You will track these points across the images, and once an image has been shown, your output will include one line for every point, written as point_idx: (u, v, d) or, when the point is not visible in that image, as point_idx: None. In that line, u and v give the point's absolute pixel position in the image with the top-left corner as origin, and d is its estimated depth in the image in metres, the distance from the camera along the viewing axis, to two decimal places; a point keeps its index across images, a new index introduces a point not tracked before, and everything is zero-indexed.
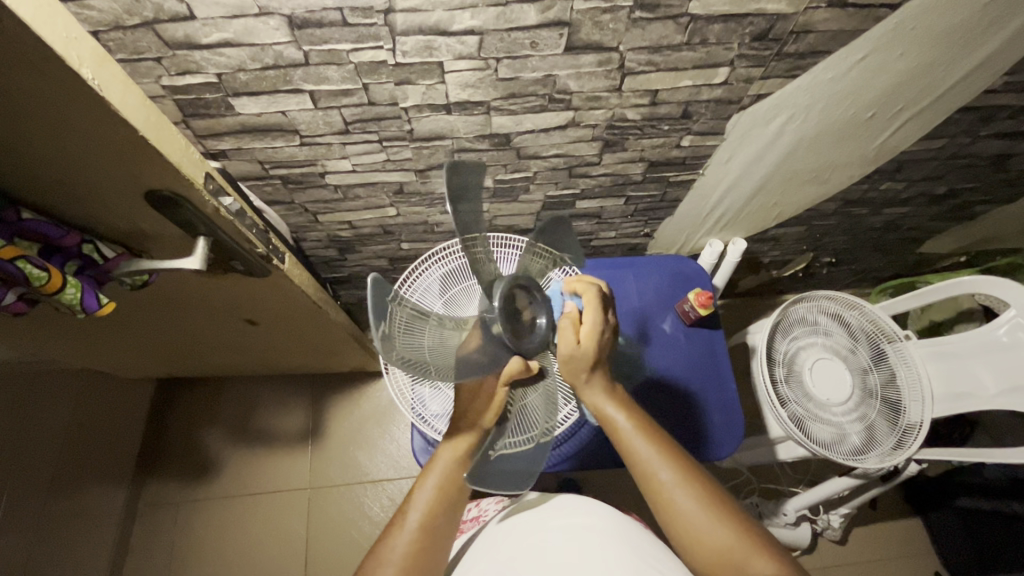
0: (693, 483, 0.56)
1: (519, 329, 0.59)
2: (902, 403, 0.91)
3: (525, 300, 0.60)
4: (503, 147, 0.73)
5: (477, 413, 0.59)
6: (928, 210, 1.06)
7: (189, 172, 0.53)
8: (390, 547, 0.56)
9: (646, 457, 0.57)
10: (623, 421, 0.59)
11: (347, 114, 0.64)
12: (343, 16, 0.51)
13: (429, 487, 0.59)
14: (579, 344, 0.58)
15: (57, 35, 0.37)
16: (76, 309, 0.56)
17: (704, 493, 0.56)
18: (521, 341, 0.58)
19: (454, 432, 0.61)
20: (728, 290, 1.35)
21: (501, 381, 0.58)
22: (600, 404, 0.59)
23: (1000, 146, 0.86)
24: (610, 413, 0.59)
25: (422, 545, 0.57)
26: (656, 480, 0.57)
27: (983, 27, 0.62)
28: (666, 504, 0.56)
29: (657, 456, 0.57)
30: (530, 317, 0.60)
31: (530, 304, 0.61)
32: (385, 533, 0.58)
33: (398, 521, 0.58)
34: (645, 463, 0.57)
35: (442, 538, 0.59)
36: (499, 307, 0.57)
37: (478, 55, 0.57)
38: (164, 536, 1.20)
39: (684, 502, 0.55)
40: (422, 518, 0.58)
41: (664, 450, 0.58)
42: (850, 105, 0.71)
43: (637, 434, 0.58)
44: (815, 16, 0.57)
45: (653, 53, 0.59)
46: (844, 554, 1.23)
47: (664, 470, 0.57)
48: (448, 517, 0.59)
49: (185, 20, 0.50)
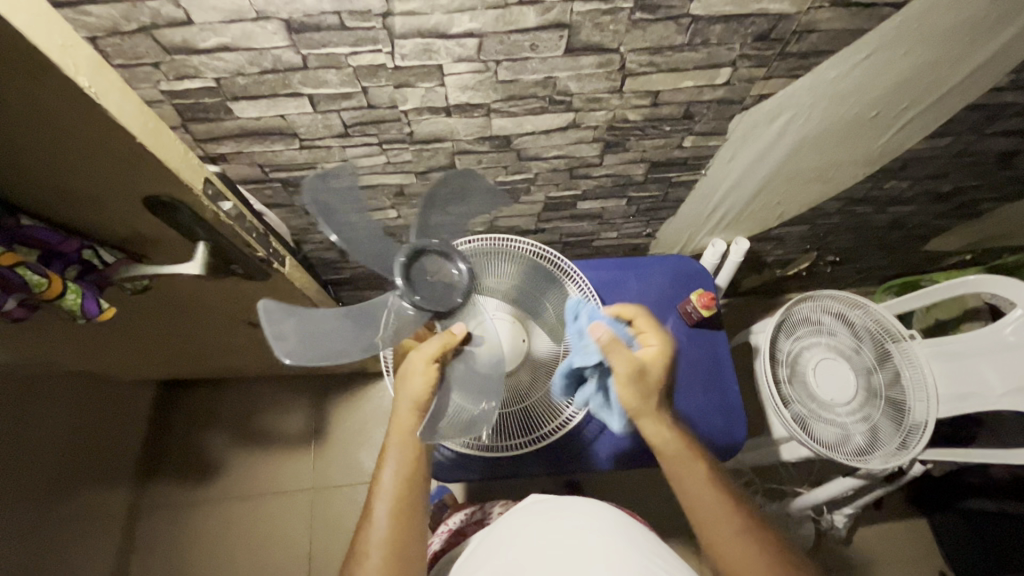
0: (758, 537, 0.58)
1: (432, 292, 0.62)
2: (907, 402, 0.91)
3: (430, 262, 0.64)
4: (504, 148, 0.73)
5: (405, 400, 0.60)
6: (933, 209, 1.05)
7: (188, 176, 0.52)
8: (366, 543, 0.57)
9: (715, 505, 0.59)
10: (693, 462, 0.62)
11: (347, 116, 0.64)
12: (341, 19, 0.51)
13: (389, 476, 0.60)
14: (650, 363, 0.61)
15: (53, 43, 0.37)
16: (76, 314, 0.56)
17: (768, 551, 0.57)
18: (436, 301, 0.62)
19: (396, 417, 0.61)
20: (731, 289, 1.34)
21: (429, 356, 0.59)
22: (674, 447, 0.62)
23: (1006, 144, 0.85)
24: (685, 457, 0.61)
25: (398, 531, 0.58)
26: (724, 527, 0.58)
27: (988, 24, 0.61)
28: (731, 553, 0.57)
29: (725, 506, 0.59)
30: (440, 275, 0.63)
31: (438, 264, 0.64)
32: (359, 528, 0.59)
33: (367, 514, 0.60)
34: (710, 507, 0.59)
35: (417, 522, 0.60)
36: (400, 283, 0.62)
37: (478, 57, 0.56)
38: (168, 537, 1.20)
39: (755, 552, 0.57)
40: (390, 507, 0.59)
41: (731, 501, 0.60)
42: (853, 105, 0.71)
43: (708, 483, 0.61)
44: (818, 15, 0.56)
45: (654, 55, 0.58)
46: (849, 554, 1.23)
47: (732, 519, 0.59)
48: (414, 501, 0.60)
49: (183, 24, 0.50)
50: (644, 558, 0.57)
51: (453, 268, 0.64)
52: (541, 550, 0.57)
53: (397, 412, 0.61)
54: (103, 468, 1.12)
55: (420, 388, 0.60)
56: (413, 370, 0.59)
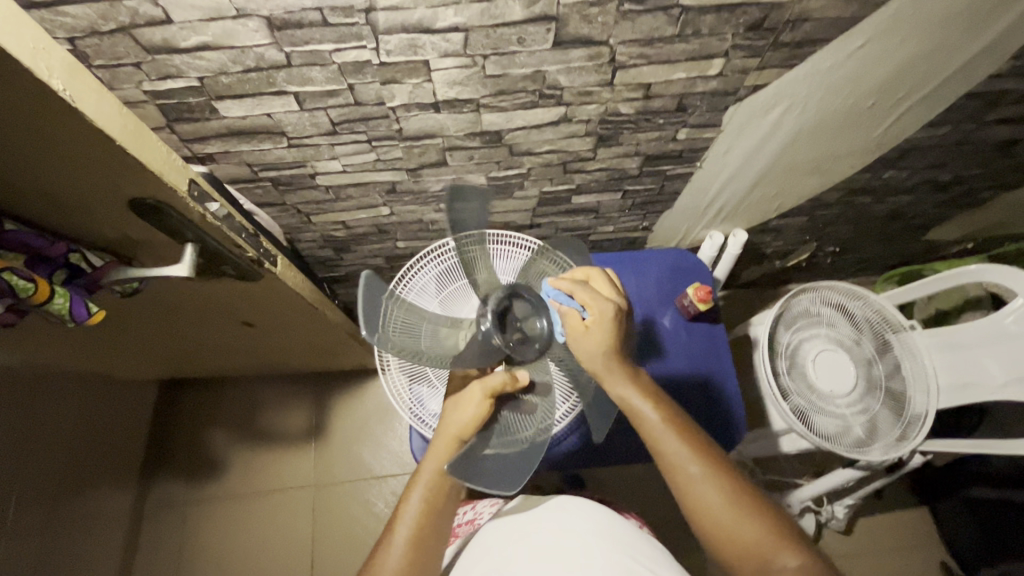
0: (718, 474, 0.56)
1: (514, 337, 0.64)
2: (907, 394, 0.89)
3: (521, 310, 0.66)
4: (495, 144, 0.72)
5: (458, 425, 0.59)
6: (934, 198, 1.03)
7: (173, 178, 0.52)
8: (380, 565, 0.54)
9: (673, 451, 0.57)
10: (649, 410, 0.58)
11: (334, 114, 0.63)
12: (323, 16, 0.50)
13: (416, 501, 0.58)
14: (593, 332, 0.59)
15: (24, 46, 0.36)
16: (65, 318, 0.56)
17: (731, 488, 0.55)
18: (516, 347, 0.63)
19: (437, 444, 0.60)
20: (730, 281, 1.34)
21: (485, 391, 0.60)
22: (627, 395, 0.59)
23: (1007, 132, 0.84)
24: (637, 403, 0.58)
25: (415, 558, 0.55)
26: (682, 472, 0.56)
27: (987, 10, 0.59)
28: (693, 496, 0.55)
29: (683, 450, 0.56)
30: (529, 326, 0.65)
31: (528, 315, 0.65)
32: (375, 550, 0.56)
33: (386, 537, 0.57)
34: (671, 454, 0.57)
35: (432, 552, 0.57)
36: (491, 318, 0.64)
37: (464, 52, 0.55)
38: (173, 535, 1.21)
39: (718, 494, 0.54)
40: (411, 533, 0.56)
41: (693, 443, 0.57)
42: (850, 94, 0.69)
43: (664, 426, 0.58)
44: (811, 3, 0.55)
45: (644, 46, 0.57)
46: (851, 544, 1.23)
47: (691, 463, 0.56)
48: (437, 532, 0.57)
49: (163, 24, 0.49)
50: (632, 558, 0.56)
51: (538, 323, 0.65)
52: (533, 552, 0.58)
53: (442, 438, 0.60)
54: (105, 468, 1.12)
55: (470, 417, 0.59)
56: (469, 397, 0.60)
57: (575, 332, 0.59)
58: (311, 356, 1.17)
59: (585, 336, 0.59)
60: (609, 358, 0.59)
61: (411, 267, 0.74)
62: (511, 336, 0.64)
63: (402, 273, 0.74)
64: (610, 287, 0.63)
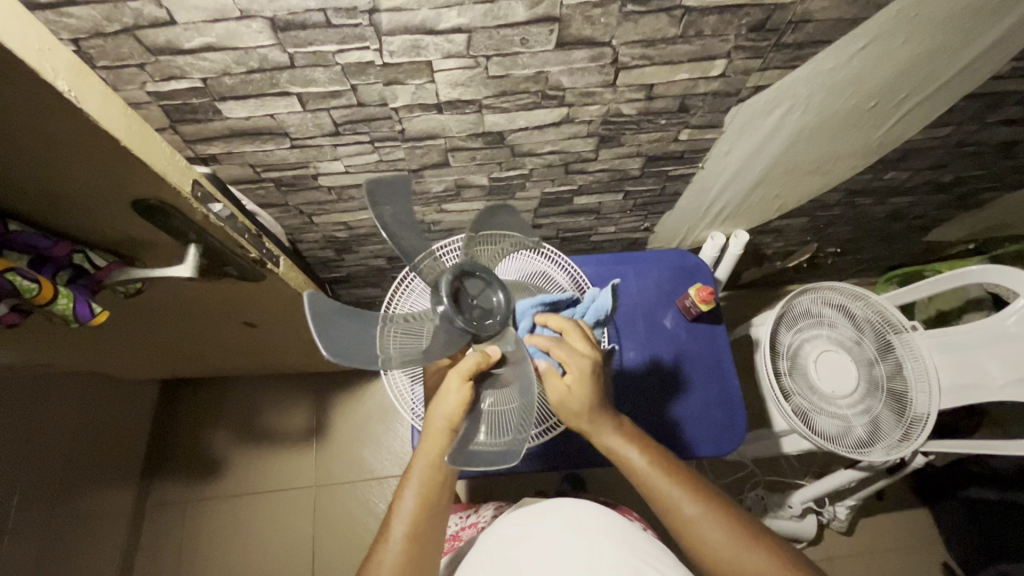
0: (715, 511, 0.56)
1: (474, 316, 0.59)
2: (908, 394, 0.89)
3: (474, 285, 0.60)
4: (497, 144, 0.72)
5: (443, 413, 0.57)
6: (935, 199, 1.03)
7: (175, 179, 0.52)
8: (378, 562, 0.55)
9: (667, 493, 0.57)
10: (637, 457, 0.59)
11: (337, 115, 0.63)
12: (327, 17, 0.50)
13: (410, 497, 0.57)
14: (572, 391, 0.59)
15: (29, 47, 0.36)
16: (69, 319, 0.56)
17: (729, 523, 0.55)
18: (480, 325, 0.59)
19: (426, 436, 0.58)
20: (731, 282, 1.34)
21: (462, 374, 0.57)
22: (614, 444, 0.60)
23: (1008, 132, 0.84)
24: (624, 452, 0.60)
25: (413, 555, 0.55)
26: (679, 515, 0.56)
27: (988, 12, 0.59)
28: (694, 538, 0.55)
29: (678, 491, 0.57)
30: (485, 299, 0.60)
31: (481, 287, 0.61)
32: (372, 547, 0.57)
33: (383, 535, 0.57)
34: (666, 498, 0.57)
35: (430, 548, 0.57)
36: (446, 300, 0.58)
37: (467, 53, 0.56)
38: (174, 535, 1.21)
39: (718, 531, 0.55)
40: (407, 530, 0.56)
41: (685, 483, 0.58)
42: (852, 95, 0.69)
43: (655, 471, 0.58)
44: (813, 5, 0.55)
45: (647, 47, 0.57)
46: (852, 545, 1.23)
47: (686, 505, 0.56)
48: (433, 527, 0.58)
49: (167, 25, 0.49)
50: (634, 559, 0.57)
51: (495, 294, 0.61)
52: (539, 553, 0.57)
53: (428, 429, 0.58)
54: (106, 469, 1.12)
55: (454, 406, 0.57)
56: (448, 385, 0.57)
57: (557, 391, 0.59)
58: (312, 356, 1.17)
59: (567, 396, 0.59)
60: (594, 413, 0.60)
61: (414, 267, 0.74)
62: (473, 315, 0.59)
63: (405, 273, 0.74)
64: (587, 338, 0.61)
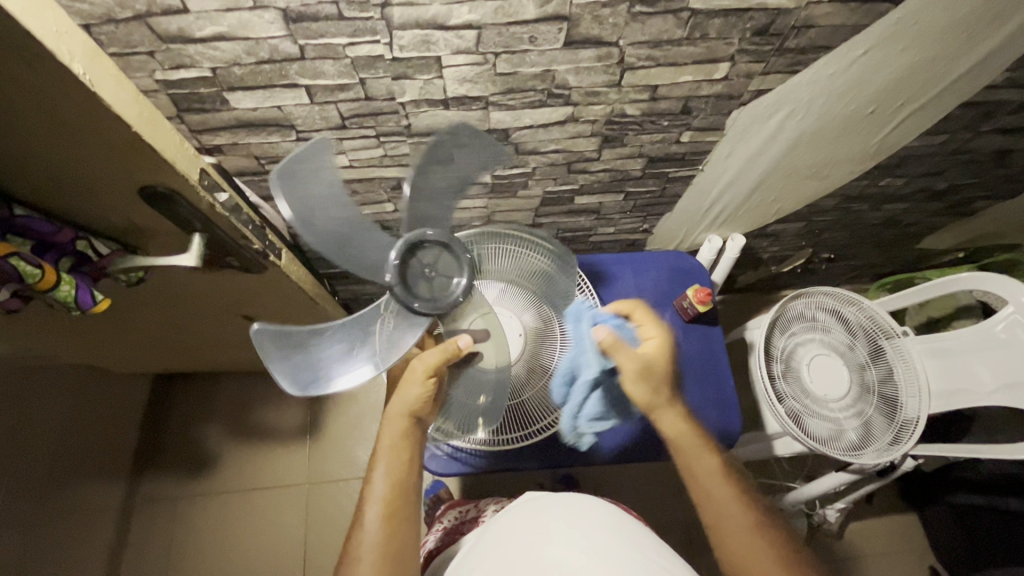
0: (768, 531, 0.58)
1: (424, 290, 0.59)
2: (899, 399, 0.91)
3: (442, 261, 0.60)
4: (502, 142, 0.72)
5: (408, 403, 0.59)
6: (928, 206, 1.05)
7: (183, 166, 0.52)
8: (357, 548, 0.55)
9: (725, 499, 0.59)
10: (703, 454, 0.62)
11: (344, 108, 0.63)
12: (340, 9, 0.50)
13: (381, 479, 0.58)
14: (649, 361, 0.62)
15: (48, 29, 0.36)
16: (70, 305, 0.55)
17: (778, 542, 0.57)
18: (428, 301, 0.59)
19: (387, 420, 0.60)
20: (726, 285, 1.35)
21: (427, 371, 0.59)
22: (684, 439, 0.63)
23: (1002, 141, 0.86)
24: (691, 448, 0.62)
25: (391, 534, 0.56)
26: (735, 521, 0.58)
27: (985, 21, 0.61)
28: (742, 546, 0.57)
29: (734, 501, 0.59)
30: (443, 279, 0.60)
31: (446, 266, 0.60)
32: (350, 535, 0.57)
33: (358, 520, 0.57)
34: (722, 500, 0.59)
35: (409, 528, 0.57)
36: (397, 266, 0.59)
37: (476, 49, 0.56)
38: (164, 531, 1.20)
39: (765, 547, 0.57)
40: (382, 511, 0.56)
41: (743, 495, 0.60)
42: (850, 101, 0.71)
43: (715, 474, 0.61)
44: (816, 10, 0.56)
45: (653, 48, 0.58)
46: (841, 547, 1.24)
47: (744, 514, 0.59)
48: (408, 506, 0.58)
49: (179, 13, 0.49)
50: (639, 555, 0.57)
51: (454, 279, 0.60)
52: (542, 546, 0.57)
53: (389, 415, 0.60)
54: (96, 463, 1.11)
55: (416, 397, 0.59)
56: (412, 378, 0.59)
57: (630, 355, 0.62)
58: None
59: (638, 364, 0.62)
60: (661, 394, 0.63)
61: None
62: (423, 291, 0.59)
63: None
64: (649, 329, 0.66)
